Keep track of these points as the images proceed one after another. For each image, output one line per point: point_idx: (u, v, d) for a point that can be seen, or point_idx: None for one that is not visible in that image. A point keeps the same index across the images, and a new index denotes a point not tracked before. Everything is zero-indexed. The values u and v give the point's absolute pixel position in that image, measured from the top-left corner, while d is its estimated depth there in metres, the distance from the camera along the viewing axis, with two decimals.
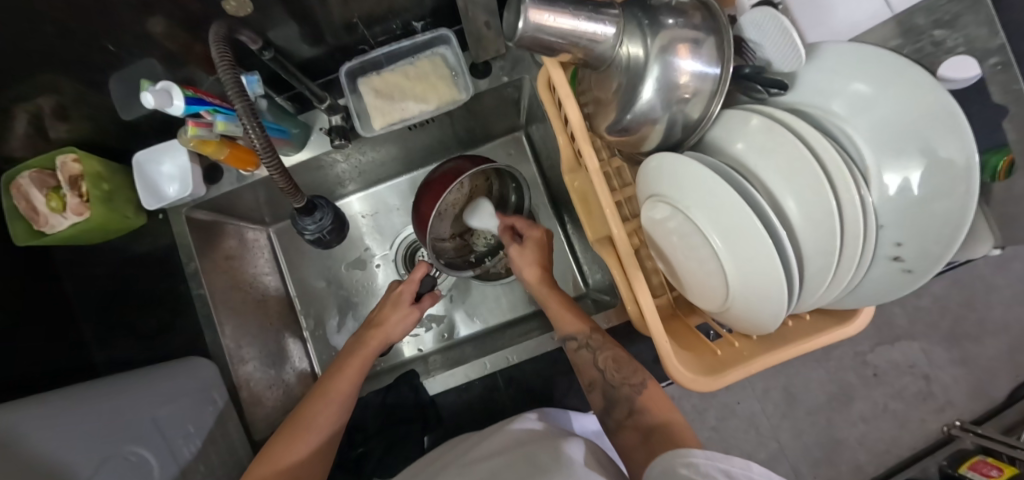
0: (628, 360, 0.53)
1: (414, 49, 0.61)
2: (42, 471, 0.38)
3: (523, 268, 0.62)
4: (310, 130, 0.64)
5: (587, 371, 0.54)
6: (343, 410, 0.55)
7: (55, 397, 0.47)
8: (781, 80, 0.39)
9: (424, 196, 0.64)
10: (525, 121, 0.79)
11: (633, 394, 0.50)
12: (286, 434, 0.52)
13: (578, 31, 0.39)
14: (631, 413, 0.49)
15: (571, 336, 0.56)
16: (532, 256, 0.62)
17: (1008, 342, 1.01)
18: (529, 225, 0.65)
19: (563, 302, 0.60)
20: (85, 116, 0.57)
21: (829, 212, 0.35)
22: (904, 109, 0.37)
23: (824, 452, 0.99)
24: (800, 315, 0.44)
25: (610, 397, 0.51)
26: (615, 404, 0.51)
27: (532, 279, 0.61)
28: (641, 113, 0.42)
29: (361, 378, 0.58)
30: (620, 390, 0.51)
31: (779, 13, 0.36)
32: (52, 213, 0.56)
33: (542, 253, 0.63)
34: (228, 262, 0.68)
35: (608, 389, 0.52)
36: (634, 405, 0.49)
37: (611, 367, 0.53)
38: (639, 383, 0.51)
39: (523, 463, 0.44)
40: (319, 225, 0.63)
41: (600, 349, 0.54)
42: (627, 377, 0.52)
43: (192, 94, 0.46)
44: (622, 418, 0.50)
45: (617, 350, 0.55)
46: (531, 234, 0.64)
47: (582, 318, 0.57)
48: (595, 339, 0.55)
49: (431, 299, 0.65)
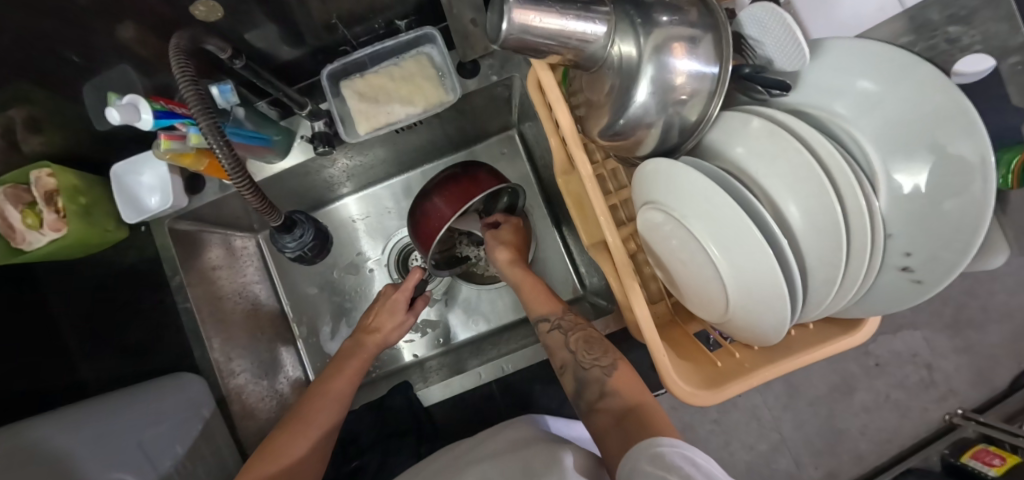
0: (600, 340, 0.51)
1: (398, 48, 0.58)
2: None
3: (498, 248, 0.64)
4: (293, 136, 0.61)
5: (559, 353, 0.53)
6: (339, 410, 0.55)
7: (39, 425, 0.46)
8: (783, 81, 0.36)
9: (444, 204, 0.58)
10: (518, 119, 0.76)
11: (604, 375, 0.48)
12: (284, 429, 0.51)
13: (567, 31, 0.36)
14: (602, 395, 0.47)
15: (543, 318, 0.55)
16: (508, 237, 0.66)
17: (1012, 329, 0.99)
18: (507, 216, 0.69)
19: (538, 286, 0.60)
20: (59, 127, 0.55)
21: (834, 219, 0.33)
22: (911, 107, 0.35)
23: (826, 442, 0.99)
24: (802, 324, 0.43)
25: (581, 380, 0.49)
26: (585, 387, 0.49)
27: (504, 258, 0.63)
28: (635, 117, 0.39)
29: (359, 375, 0.59)
30: (591, 372, 0.49)
31: (782, 10, 0.34)
32: (29, 229, 0.54)
33: (517, 238, 0.66)
34: (214, 273, 0.66)
35: (578, 370, 0.50)
36: (605, 387, 0.47)
37: (582, 348, 0.51)
38: (609, 364, 0.49)
39: (516, 470, 0.42)
40: (299, 243, 0.62)
41: (571, 330, 0.53)
42: (597, 359, 0.49)
43: (162, 107, 0.44)
44: (593, 401, 0.48)
45: (587, 331, 0.53)
46: (509, 223, 0.67)
47: (556, 300, 0.57)
48: (566, 321, 0.54)
49: (424, 301, 0.65)
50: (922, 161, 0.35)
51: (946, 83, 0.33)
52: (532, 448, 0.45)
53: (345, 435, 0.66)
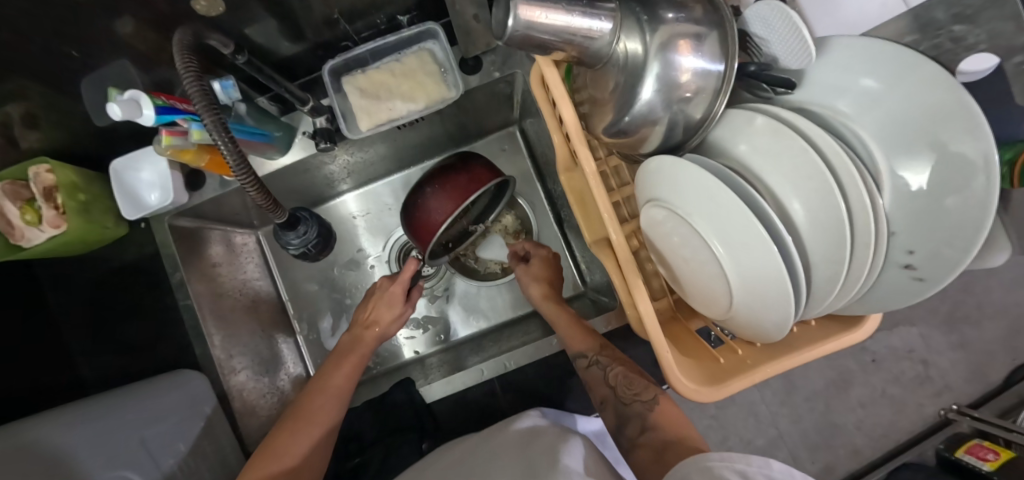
0: (638, 375, 0.51)
1: (400, 44, 0.58)
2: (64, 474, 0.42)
3: (532, 283, 0.64)
4: (294, 133, 0.61)
5: (598, 388, 0.52)
6: (340, 406, 0.55)
7: (31, 429, 0.45)
8: (788, 79, 0.36)
9: (433, 193, 0.58)
10: (519, 116, 0.76)
11: (645, 410, 0.48)
12: (285, 428, 0.51)
13: (572, 27, 0.36)
14: (643, 429, 0.47)
15: (582, 353, 0.54)
16: (539, 271, 0.65)
17: (1006, 325, 1.00)
18: (536, 246, 0.68)
19: (572, 318, 0.59)
20: (57, 123, 0.54)
21: (837, 217, 0.33)
22: (913, 105, 0.36)
23: (823, 438, 1.00)
24: (805, 321, 0.43)
25: (621, 415, 0.49)
26: (627, 422, 0.48)
27: (538, 294, 0.63)
28: (640, 114, 0.39)
29: (357, 375, 0.58)
30: (632, 407, 0.48)
31: (788, 8, 0.34)
32: (28, 226, 0.54)
33: (550, 271, 0.65)
34: (214, 270, 0.66)
35: (618, 405, 0.49)
36: (647, 422, 0.47)
37: (622, 384, 0.50)
38: (650, 400, 0.48)
39: (519, 470, 0.41)
40: (303, 239, 0.62)
41: (610, 366, 0.52)
42: (638, 394, 0.49)
43: (164, 103, 0.43)
44: (634, 436, 0.47)
45: (628, 367, 0.52)
46: (539, 254, 0.67)
47: (591, 333, 0.56)
48: (604, 356, 0.53)
49: (418, 291, 0.65)
50: (926, 158, 0.36)
51: (951, 80, 0.33)
52: (536, 446, 0.45)
53: (347, 432, 0.66)
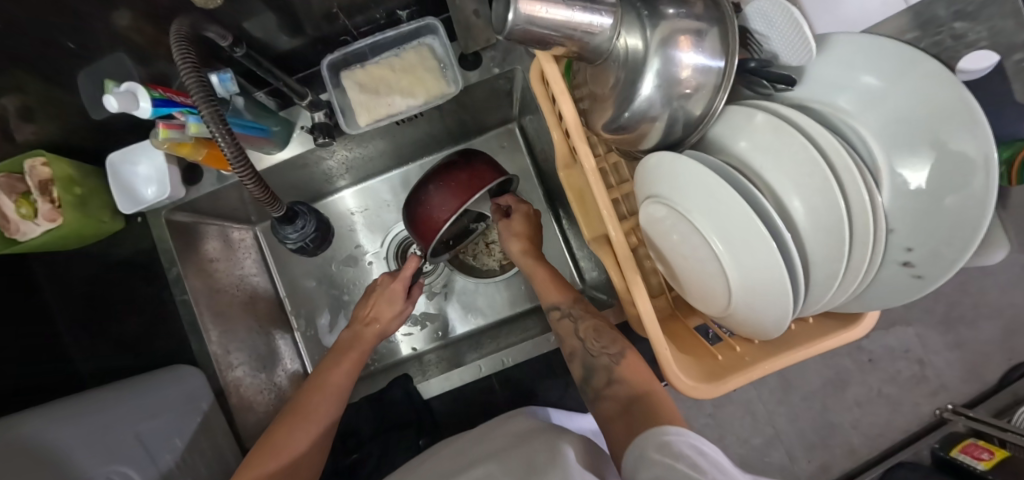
0: (609, 329, 0.51)
1: (399, 39, 0.58)
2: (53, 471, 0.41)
3: (511, 240, 0.63)
4: (292, 127, 0.61)
5: (568, 341, 0.53)
6: (338, 402, 0.55)
7: (24, 422, 0.44)
8: (788, 76, 0.36)
9: (437, 190, 0.58)
10: (518, 113, 0.76)
11: (612, 364, 0.48)
12: (283, 425, 0.51)
13: (573, 22, 0.36)
14: (608, 382, 0.47)
15: (554, 306, 0.55)
16: (520, 227, 0.64)
17: (1003, 325, 1.01)
18: (518, 201, 0.66)
19: (548, 274, 0.60)
20: (52, 116, 0.54)
21: (837, 215, 0.33)
22: (914, 102, 0.36)
23: (819, 436, 1.00)
24: (802, 318, 0.43)
25: (589, 367, 0.49)
26: (593, 373, 0.48)
27: (517, 250, 0.62)
28: (640, 110, 0.39)
29: (357, 372, 0.58)
30: (599, 360, 0.49)
31: (790, 4, 0.34)
32: (23, 220, 0.54)
33: (530, 228, 0.64)
34: (211, 265, 0.66)
35: (586, 358, 0.50)
36: (612, 375, 0.47)
37: (591, 337, 0.51)
38: (617, 353, 0.48)
39: (518, 466, 0.40)
40: (302, 233, 0.61)
41: (581, 318, 0.53)
42: (605, 347, 0.49)
43: (160, 95, 0.43)
44: (600, 388, 0.47)
45: (599, 321, 0.53)
46: (520, 209, 0.65)
47: (568, 290, 0.57)
48: (576, 310, 0.54)
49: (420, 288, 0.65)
50: (926, 156, 0.36)
51: (951, 78, 0.33)
52: (535, 443, 0.45)
53: (345, 429, 0.66)
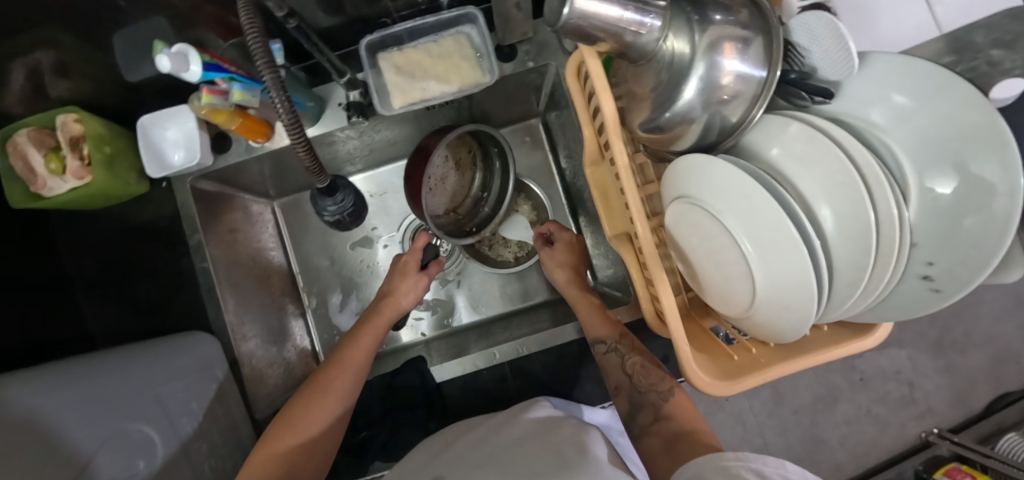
0: (655, 366, 0.52)
1: (438, 26, 0.58)
2: (62, 434, 0.40)
3: (556, 270, 0.66)
4: (326, 104, 0.61)
5: (614, 375, 0.53)
6: (356, 379, 0.55)
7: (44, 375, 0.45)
8: (826, 88, 0.38)
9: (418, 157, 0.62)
10: (543, 109, 0.77)
11: (660, 401, 0.49)
12: (302, 401, 0.52)
13: (623, 21, 0.37)
14: (656, 419, 0.48)
15: (599, 340, 0.56)
16: (563, 256, 0.67)
17: (992, 354, 1.03)
18: (560, 229, 0.70)
19: (593, 305, 0.61)
20: (86, 74, 0.54)
21: (866, 225, 0.34)
22: (944, 121, 0.37)
23: (807, 450, 1.02)
24: (817, 326, 0.44)
25: (636, 404, 0.50)
26: (640, 410, 0.49)
27: (562, 280, 0.65)
28: (680, 112, 0.40)
29: (373, 346, 0.59)
30: (647, 396, 0.50)
31: (837, 21, 0.36)
32: (51, 175, 0.54)
33: (573, 255, 0.67)
34: (231, 236, 0.66)
35: (634, 394, 0.51)
36: (661, 412, 0.48)
37: (640, 372, 0.52)
38: (666, 390, 0.50)
39: (547, 455, 0.42)
40: (339, 207, 0.61)
41: (628, 354, 0.54)
42: (654, 384, 0.50)
43: (210, 60, 0.45)
44: (647, 425, 0.48)
45: (643, 357, 0.53)
46: (562, 237, 0.69)
47: (614, 322, 0.57)
48: (623, 344, 0.55)
49: (436, 266, 0.67)
50: (952, 174, 0.37)
51: (982, 102, 0.35)
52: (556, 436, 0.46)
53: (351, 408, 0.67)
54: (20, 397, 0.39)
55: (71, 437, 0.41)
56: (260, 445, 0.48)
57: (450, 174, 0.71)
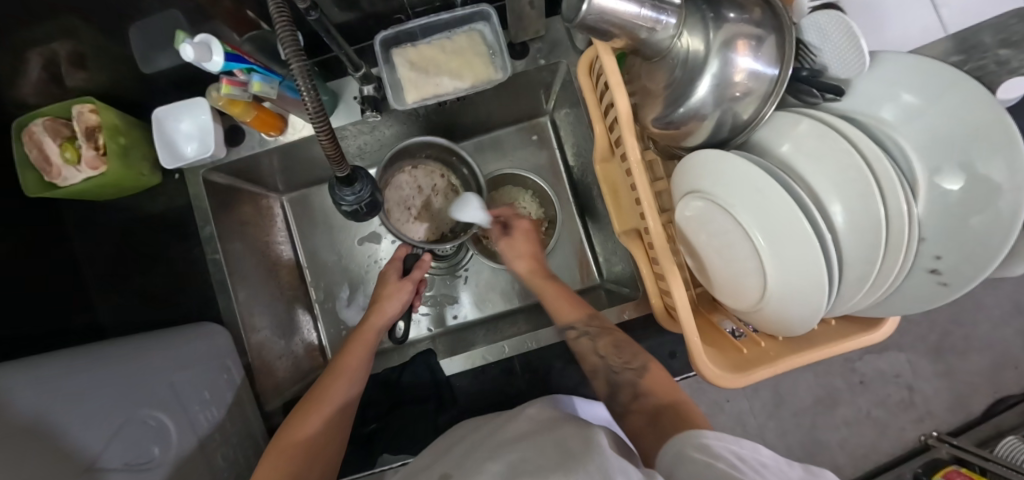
0: (628, 344, 0.53)
1: (451, 23, 0.59)
2: (79, 420, 0.41)
3: (517, 260, 0.64)
4: (340, 98, 0.63)
5: (588, 359, 0.54)
6: (354, 382, 0.56)
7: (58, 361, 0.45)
8: (837, 86, 0.39)
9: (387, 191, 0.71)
10: (552, 107, 0.78)
11: (636, 378, 0.50)
12: (296, 417, 0.51)
13: (639, 18, 0.37)
14: (634, 396, 0.48)
15: (569, 325, 0.56)
16: (522, 245, 0.64)
17: (991, 358, 1.04)
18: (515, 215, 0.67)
19: (559, 290, 0.60)
20: (103, 65, 0.54)
21: (876, 219, 0.35)
22: (951, 119, 0.38)
23: (807, 452, 1.02)
24: (824, 320, 0.45)
25: (614, 383, 0.51)
26: (618, 389, 0.50)
27: (522, 270, 0.64)
28: (693, 108, 0.41)
29: (367, 352, 0.58)
30: (623, 375, 0.50)
31: (846, 16, 0.37)
32: (66, 164, 0.55)
33: (531, 243, 0.65)
34: (241, 228, 0.67)
35: (609, 374, 0.51)
36: (638, 389, 0.49)
37: (612, 353, 0.52)
38: (639, 367, 0.51)
39: (552, 444, 0.42)
40: (358, 197, 0.54)
41: (599, 335, 0.54)
42: (627, 362, 0.51)
43: (232, 52, 0.46)
44: (626, 402, 0.48)
45: (616, 335, 0.54)
46: (519, 224, 0.66)
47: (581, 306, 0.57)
48: (592, 327, 0.55)
49: (420, 268, 0.65)
50: (957, 172, 0.38)
51: (990, 100, 0.36)
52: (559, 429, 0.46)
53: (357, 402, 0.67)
54: (38, 382, 0.39)
55: (88, 422, 0.41)
56: (263, 457, 0.47)
57: (433, 198, 0.74)
